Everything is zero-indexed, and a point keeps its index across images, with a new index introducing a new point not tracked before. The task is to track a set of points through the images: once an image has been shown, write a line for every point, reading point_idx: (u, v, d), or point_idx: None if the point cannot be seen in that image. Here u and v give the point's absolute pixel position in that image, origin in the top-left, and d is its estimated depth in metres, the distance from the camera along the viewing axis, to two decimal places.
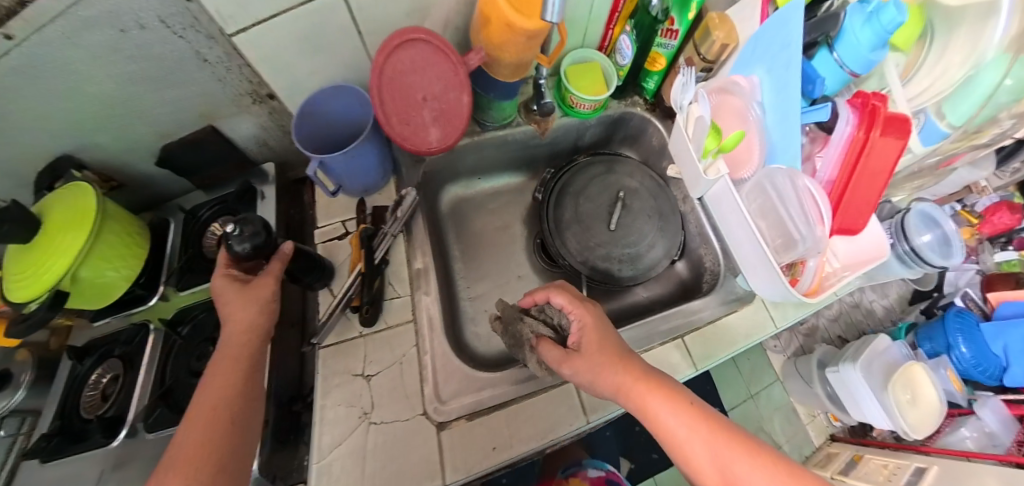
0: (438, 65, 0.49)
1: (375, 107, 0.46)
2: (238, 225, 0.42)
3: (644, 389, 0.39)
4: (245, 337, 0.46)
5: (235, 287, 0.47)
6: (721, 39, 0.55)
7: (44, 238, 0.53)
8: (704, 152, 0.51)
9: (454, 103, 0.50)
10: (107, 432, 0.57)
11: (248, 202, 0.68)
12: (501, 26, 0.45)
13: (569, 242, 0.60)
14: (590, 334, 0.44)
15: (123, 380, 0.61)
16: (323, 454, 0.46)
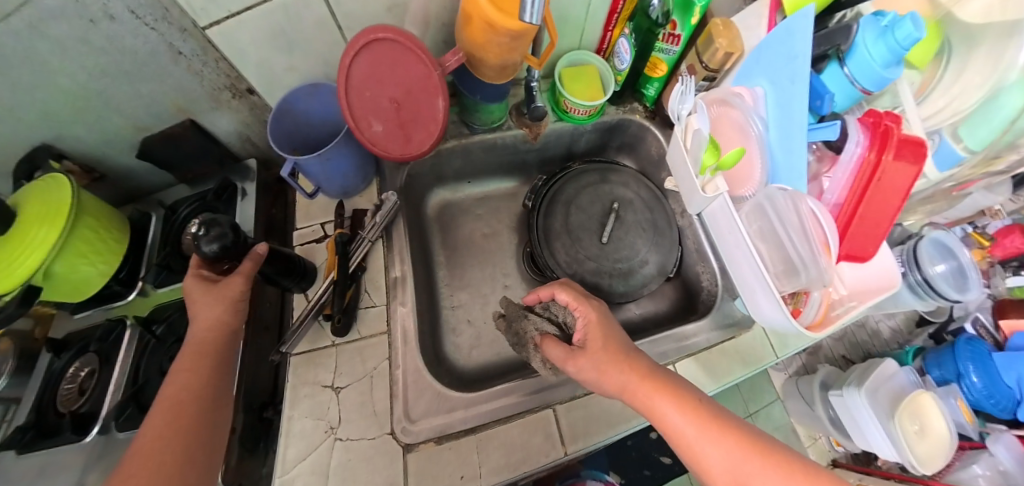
0: (410, 66, 0.45)
1: (343, 110, 0.44)
2: (205, 226, 0.40)
3: (651, 388, 0.37)
4: (206, 342, 0.43)
5: (203, 287, 0.44)
6: (724, 47, 0.53)
7: (16, 231, 0.51)
8: (702, 168, 0.48)
9: (426, 107, 0.48)
10: (79, 428, 0.50)
11: (228, 200, 0.66)
12: (482, 25, 0.43)
13: (557, 253, 0.57)
14: (595, 330, 0.42)
15: (102, 374, 0.53)
16: (286, 468, 0.45)
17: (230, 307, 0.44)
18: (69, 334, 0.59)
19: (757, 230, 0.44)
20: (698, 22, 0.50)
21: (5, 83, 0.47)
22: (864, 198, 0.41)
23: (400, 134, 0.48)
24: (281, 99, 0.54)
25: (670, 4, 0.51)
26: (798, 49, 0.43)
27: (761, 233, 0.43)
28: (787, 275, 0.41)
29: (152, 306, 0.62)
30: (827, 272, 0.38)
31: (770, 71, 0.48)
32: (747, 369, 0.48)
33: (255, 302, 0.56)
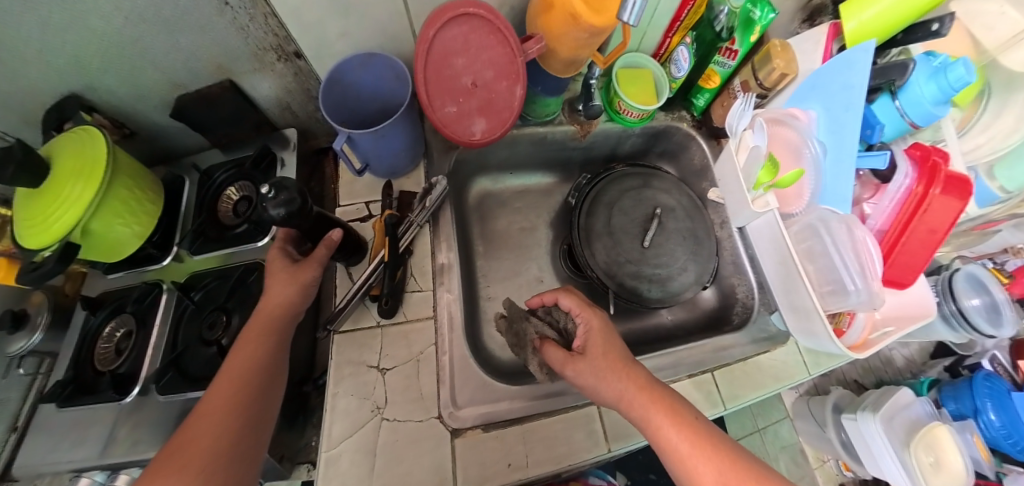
0: (492, 48, 0.46)
1: (419, 88, 0.44)
2: (273, 188, 0.39)
3: (648, 403, 0.38)
4: (275, 312, 0.45)
5: (286, 264, 0.48)
6: (781, 68, 0.54)
7: (54, 186, 0.50)
8: (756, 184, 0.51)
9: (504, 94, 0.47)
10: (117, 388, 0.49)
11: (265, 169, 0.63)
12: (564, 18, 0.43)
13: (597, 252, 0.59)
14: (596, 337, 0.44)
15: (139, 333, 0.52)
16: (332, 443, 0.45)
17: (300, 291, 0.46)
18: (103, 294, 0.58)
19: (805, 250, 0.46)
20: (757, 40, 0.52)
21: (35, 20, 0.44)
22: (910, 226, 0.43)
23: (475, 114, 0.47)
24: (332, 67, 0.51)
25: (736, 21, 0.52)
26: (853, 79, 0.46)
27: (809, 254, 0.45)
28: (834, 296, 0.43)
29: (187, 273, 0.60)
30: (879, 297, 0.39)
31: (822, 95, 0.51)
32: (779, 384, 0.48)
33: None
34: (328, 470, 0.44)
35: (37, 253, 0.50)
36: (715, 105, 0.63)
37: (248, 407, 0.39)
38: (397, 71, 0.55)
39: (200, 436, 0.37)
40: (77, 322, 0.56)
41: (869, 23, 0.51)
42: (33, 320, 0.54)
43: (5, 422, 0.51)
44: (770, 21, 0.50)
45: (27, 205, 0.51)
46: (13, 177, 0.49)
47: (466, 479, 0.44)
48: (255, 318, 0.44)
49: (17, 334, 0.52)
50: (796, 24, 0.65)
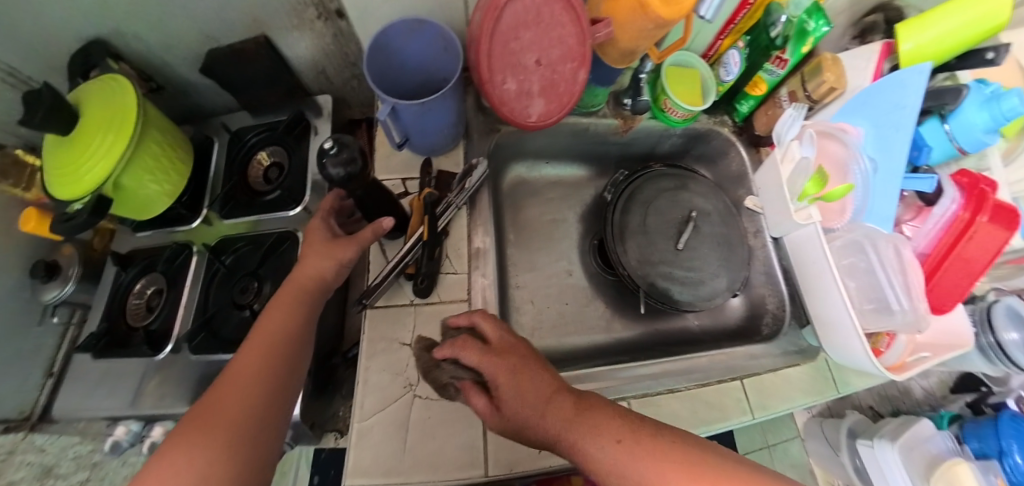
0: (562, 26, 0.45)
1: (483, 60, 0.43)
2: (337, 145, 0.40)
3: (579, 424, 0.32)
4: (309, 283, 0.43)
5: (325, 236, 0.46)
6: (831, 81, 0.53)
7: (84, 136, 0.49)
8: (802, 195, 0.52)
9: (567, 77, 0.47)
10: (153, 344, 0.50)
11: (299, 136, 0.61)
12: (632, 5, 0.42)
13: (630, 251, 0.59)
14: (501, 374, 0.35)
15: (170, 293, 0.52)
16: (364, 415, 0.46)
17: (336, 269, 0.45)
18: (134, 251, 0.58)
19: (847, 265, 0.47)
20: (809, 51, 0.51)
21: None
22: (954, 251, 0.44)
23: (537, 94, 0.47)
24: (378, 31, 0.49)
25: (791, 31, 0.51)
26: (905, 99, 0.47)
27: (851, 270, 0.47)
28: (877, 314, 0.44)
29: (215, 236, 0.58)
30: (925, 320, 0.40)
31: (868, 111, 0.51)
32: (808, 398, 0.49)
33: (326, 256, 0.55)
34: (359, 441, 0.45)
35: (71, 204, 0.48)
36: (760, 113, 0.62)
37: (278, 388, 0.37)
38: (445, 42, 0.52)
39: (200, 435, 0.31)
40: (104, 278, 0.57)
41: (926, 48, 0.50)
42: (64, 272, 0.56)
43: (42, 368, 0.55)
44: (824, 34, 0.49)
45: (55, 154, 0.50)
46: (44, 122, 0.47)
47: (497, 462, 0.44)
48: (287, 284, 0.43)
49: (51, 283, 0.55)
50: (846, 40, 0.65)
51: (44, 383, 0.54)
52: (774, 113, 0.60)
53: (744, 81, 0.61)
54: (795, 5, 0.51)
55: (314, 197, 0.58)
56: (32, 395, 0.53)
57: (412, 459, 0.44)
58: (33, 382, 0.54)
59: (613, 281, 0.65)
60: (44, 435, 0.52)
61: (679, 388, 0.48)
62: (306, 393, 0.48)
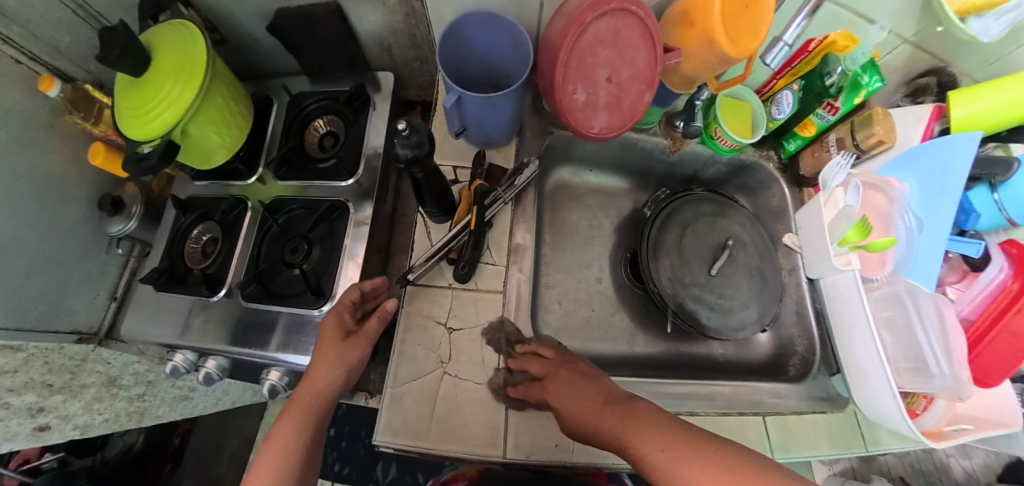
0: (638, 49, 0.44)
1: (557, 69, 0.43)
2: (410, 127, 0.42)
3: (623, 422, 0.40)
4: (317, 395, 0.44)
5: (336, 339, 0.47)
6: (880, 135, 0.52)
7: (152, 81, 0.50)
8: (843, 242, 0.52)
9: (633, 96, 0.47)
10: (210, 286, 0.56)
11: (356, 108, 0.62)
12: (701, 40, 0.44)
13: (663, 268, 0.60)
14: (558, 388, 0.46)
15: (227, 241, 0.58)
16: (397, 382, 0.48)
17: (345, 375, 0.46)
18: (191, 198, 0.63)
19: (886, 317, 0.49)
20: (860, 102, 0.52)
21: None
22: (1000, 323, 0.46)
23: (602, 110, 0.47)
24: (455, 19, 0.49)
25: (845, 82, 0.51)
26: (953, 163, 0.47)
27: (890, 324, 0.49)
28: (915, 374, 0.45)
29: (268, 195, 0.62)
30: (965, 388, 0.41)
31: (916, 167, 0.51)
32: (835, 450, 0.51)
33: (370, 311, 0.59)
34: (391, 405, 0.47)
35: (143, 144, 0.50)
36: (806, 154, 0.62)
37: None
38: (516, 39, 0.51)
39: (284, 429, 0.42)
40: (165, 220, 0.65)
41: (981, 115, 0.47)
42: (128, 208, 0.62)
43: (107, 291, 0.64)
44: (876, 90, 0.50)
45: (125, 94, 0.51)
46: (117, 64, 0.48)
47: (516, 447, 0.46)
48: (292, 401, 0.44)
49: (118, 218, 0.61)
50: (897, 97, 0.60)
51: (109, 304, 0.64)
52: (821, 155, 0.60)
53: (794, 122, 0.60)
54: (852, 59, 0.50)
55: (367, 172, 0.59)
56: (99, 313, 0.63)
57: (438, 429, 0.46)
58: (101, 302, 0.63)
59: (641, 295, 0.65)
60: (109, 351, 0.62)
61: (697, 413, 0.51)
62: None
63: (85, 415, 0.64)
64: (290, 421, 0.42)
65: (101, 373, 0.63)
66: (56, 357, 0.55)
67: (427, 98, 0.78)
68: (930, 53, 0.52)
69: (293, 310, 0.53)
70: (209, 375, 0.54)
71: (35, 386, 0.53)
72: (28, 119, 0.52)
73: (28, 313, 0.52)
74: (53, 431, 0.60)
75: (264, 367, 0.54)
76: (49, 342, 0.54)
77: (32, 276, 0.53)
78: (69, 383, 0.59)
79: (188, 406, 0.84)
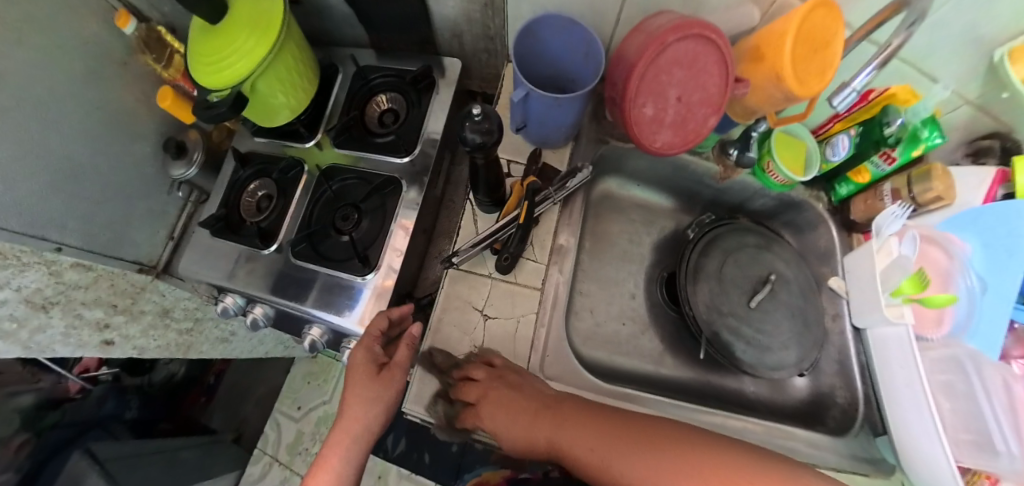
0: (712, 75, 0.41)
1: (630, 80, 0.40)
2: (483, 114, 0.42)
3: (599, 445, 0.41)
4: (356, 426, 0.47)
5: (366, 376, 0.48)
6: (937, 191, 0.52)
7: (228, 32, 0.51)
8: (896, 292, 0.49)
9: (699, 118, 0.43)
10: (263, 240, 0.59)
11: (421, 90, 0.63)
12: (768, 74, 0.45)
13: (700, 293, 0.60)
14: (505, 415, 0.46)
15: (282, 199, 0.61)
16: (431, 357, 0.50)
17: (383, 409, 0.48)
18: (251, 152, 0.66)
19: (943, 381, 0.47)
20: (918, 156, 0.52)
21: None
22: None
23: (665, 128, 0.43)
24: (534, 18, 0.49)
25: (905, 134, 0.52)
26: (1020, 228, 0.46)
27: (946, 389, 0.46)
28: (976, 447, 0.42)
29: (319, 161, 0.64)
30: None
31: (980, 228, 0.49)
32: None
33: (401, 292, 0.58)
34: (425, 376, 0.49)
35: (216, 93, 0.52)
36: (858, 200, 0.61)
37: None
38: (590, 48, 0.51)
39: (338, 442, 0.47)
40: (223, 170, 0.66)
41: None
42: (191, 154, 0.65)
43: (166, 231, 0.69)
44: (936, 145, 0.50)
45: (202, 42, 0.53)
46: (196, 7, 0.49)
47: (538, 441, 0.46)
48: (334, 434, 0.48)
49: (181, 163, 0.63)
50: (958, 155, 0.58)
51: (166, 243, 0.68)
52: (873, 202, 0.58)
53: (849, 166, 0.60)
54: (913, 113, 0.51)
55: (423, 152, 0.60)
56: (157, 250, 0.67)
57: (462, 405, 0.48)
58: (160, 239, 0.67)
59: (674, 317, 0.64)
60: (166, 284, 0.65)
61: None
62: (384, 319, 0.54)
63: (144, 338, 0.64)
64: (341, 447, 0.46)
65: (157, 303, 0.64)
66: (120, 281, 0.59)
67: (486, 92, 0.79)
68: (992, 116, 0.51)
69: (337, 275, 0.55)
70: (255, 321, 0.58)
71: (104, 302, 0.57)
72: (100, 51, 0.56)
73: (99, 237, 0.57)
74: (116, 347, 0.61)
75: (306, 323, 0.57)
76: (115, 266, 0.58)
77: (100, 203, 0.58)
78: (131, 306, 0.61)
79: (227, 348, 0.81)
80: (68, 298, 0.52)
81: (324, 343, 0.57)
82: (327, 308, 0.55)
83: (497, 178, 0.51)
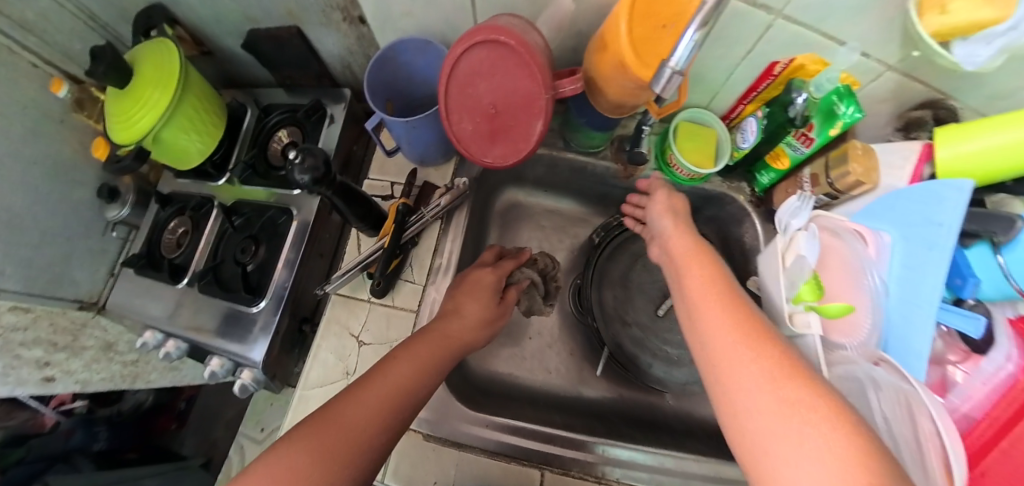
0: (521, 80, 0.40)
1: (438, 99, 0.42)
2: (301, 154, 0.42)
3: (713, 303, 0.32)
4: (456, 340, 0.45)
5: (490, 289, 0.49)
6: (856, 173, 0.43)
7: (135, 89, 0.55)
8: (796, 299, 0.42)
9: (523, 126, 0.42)
10: (174, 274, 0.61)
11: (316, 121, 0.65)
12: (614, 61, 0.38)
13: (605, 299, 0.55)
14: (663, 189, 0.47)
15: (194, 233, 0.63)
16: (308, 385, 0.50)
17: (482, 326, 0.48)
18: (173, 192, 0.69)
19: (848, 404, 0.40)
20: (837, 135, 0.42)
21: None
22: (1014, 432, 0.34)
23: (486, 139, 0.43)
24: (387, 46, 0.49)
25: (814, 109, 0.43)
26: (939, 215, 0.37)
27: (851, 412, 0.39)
28: None
29: (232, 196, 0.65)
30: None
31: (896, 217, 0.41)
32: None
33: (297, 315, 0.59)
34: (298, 405, 0.49)
35: (121, 146, 0.57)
36: (780, 189, 0.54)
37: (394, 406, 0.37)
38: None
39: (424, 350, 0.42)
40: (152, 209, 0.71)
41: (971, 156, 0.38)
42: (123, 197, 0.70)
43: (107, 267, 0.72)
44: (856, 121, 0.40)
45: (112, 101, 0.57)
46: (105, 76, 0.54)
47: (395, 475, 0.43)
48: (427, 334, 0.44)
49: (113, 205, 0.69)
50: (889, 131, 0.50)
51: (107, 279, 0.72)
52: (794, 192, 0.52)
53: (765, 151, 0.53)
54: (817, 86, 0.41)
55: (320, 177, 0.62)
56: (99, 286, 0.71)
57: None
58: (101, 276, 0.71)
59: (586, 330, 0.60)
60: (108, 319, 0.71)
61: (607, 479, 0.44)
62: (268, 348, 0.55)
63: (86, 372, 0.69)
64: (421, 350, 0.41)
65: (99, 337, 0.71)
66: (60, 319, 0.65)
67: None
68: (923, 82, 0.43)
69: (232, 304, 0.56)
70: (169, 354, 0.58)
71: (42, 342, 0.62)
72: (38, 113, 0.61)
73: (38, 280, 0.62)
74: (59, 382, 0.65)
75: (209, 352, 0.57)
76: (53, 306, 0.64)
77: (42, 246, 0.63)
78: (71, 343, 0.66)
79: (179, 374, 0.86)
80: (7, 340, 0.57)
81: (229, 371, 0.57)
82: (224, 338, 0.56)
83: (360, 195, 0.50)
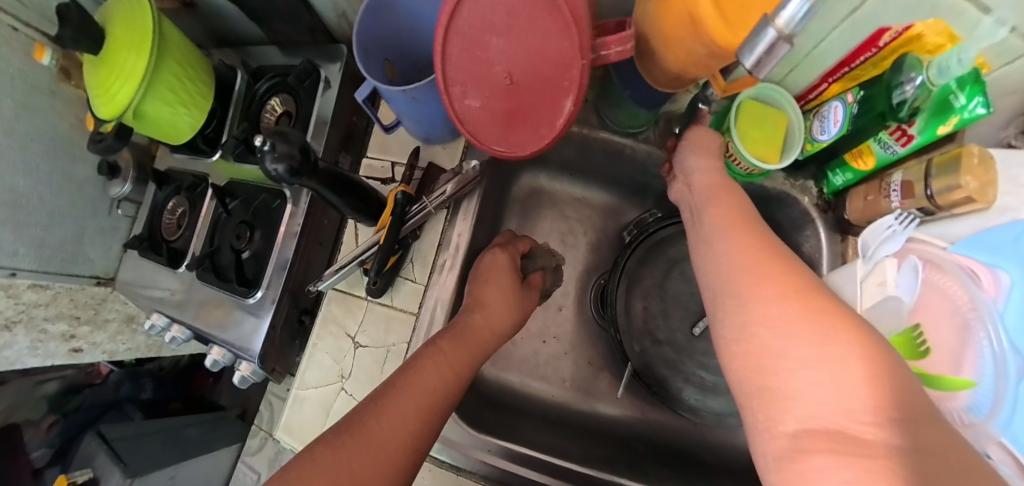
0: (551, 34, 0.29)
1: (437, 66, 0.32)
2: (272, 139, 0.35)
3: (731, 233, 0.29)
4: (489, 336, 0.41)
5: (511, 278, 0.44)
6: (967, 187, 0.30)
7: (110, 54, 0.49)
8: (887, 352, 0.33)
9: (549, 106, 0.32)
10: (173, 259, 0.60)
11: (311, 87, 0.57)
12: (681, 17, 0.27)
13: (633, 308, 0.48)
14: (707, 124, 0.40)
15: (191, 214, 0.60)
16: (305, 385, 0.49)
17: (510, 315, 0.43)
18: (169, 170, 0.65)
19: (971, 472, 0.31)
20: (948, 132, 0.31)
21: None
22: None
23: (501, 122, 0.34)
24: None
25: (927, 101, 0.30)
26: None
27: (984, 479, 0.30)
28: None
29: (228, 174, 0.61)
30: None
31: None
32: None
33: (296, 307, 0.56)
34: (293, 406, 0.49)
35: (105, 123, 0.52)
36: (857, 193, 0.42)
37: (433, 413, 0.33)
38: None
39: (455, 352, 0.37)
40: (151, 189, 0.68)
41: None
42: (123, 172, 0.66)
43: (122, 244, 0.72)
44: (976, 119, 0.29)
45: (88, 68, 0.51)
46: (76, 41, 0.48)
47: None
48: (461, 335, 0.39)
49: (114, 181, 0.66)
50: (1009, 133, 0.36)
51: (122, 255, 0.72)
52: (877, 200, 0.39)
53: (847, 145, 0.39)
54: (939, 70, 0.27)
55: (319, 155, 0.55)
56: (114, 262, 0.71)
57: None
58: (117, 252, 0.71)
59: (608, 338, 0.53)
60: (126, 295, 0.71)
61: None
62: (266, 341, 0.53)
63: (112, 344, 0.72)
64: (456, 354, 0.37)
65: (121, 310, 0.72)
66: (79, 295, 0.65)
67: None
68: None
69: (229, 295, 0.54)
70: (177, 337, 0.60)
71: (64, 316, 0.63)
72: (28, 82, 0.57)
73: (52, 259, 0.62)
74: (87, 353, 0.68)
75: (212, 341, 0.57)
76: (73, 283, 0.65)
77: (54, 225, 0.62)
78: (93, 317, 0.68)
79: None
80: (30, 315, 0.59)
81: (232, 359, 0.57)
82: (224, 330, 0.55)
83: (354, 182, 0.44)
